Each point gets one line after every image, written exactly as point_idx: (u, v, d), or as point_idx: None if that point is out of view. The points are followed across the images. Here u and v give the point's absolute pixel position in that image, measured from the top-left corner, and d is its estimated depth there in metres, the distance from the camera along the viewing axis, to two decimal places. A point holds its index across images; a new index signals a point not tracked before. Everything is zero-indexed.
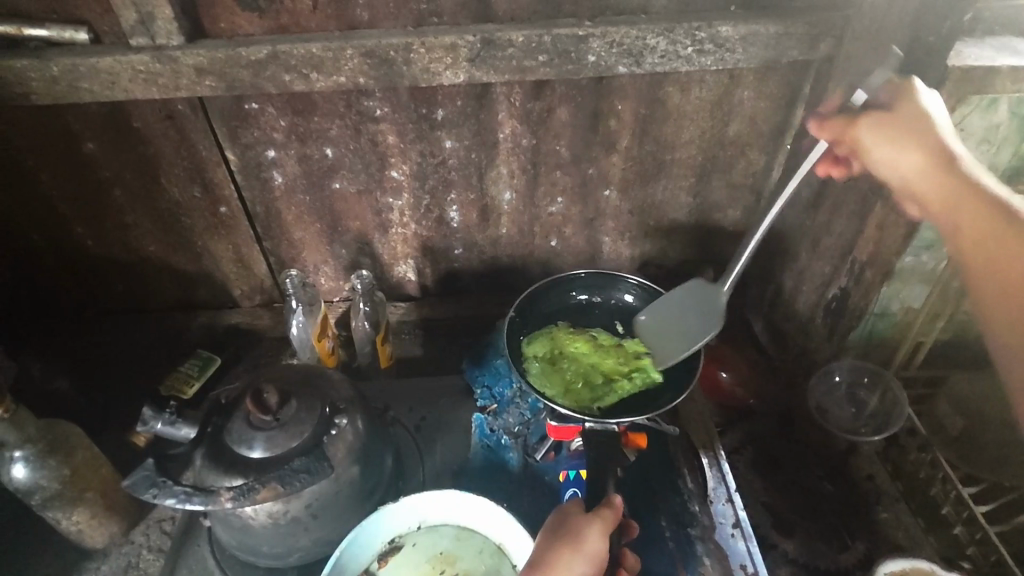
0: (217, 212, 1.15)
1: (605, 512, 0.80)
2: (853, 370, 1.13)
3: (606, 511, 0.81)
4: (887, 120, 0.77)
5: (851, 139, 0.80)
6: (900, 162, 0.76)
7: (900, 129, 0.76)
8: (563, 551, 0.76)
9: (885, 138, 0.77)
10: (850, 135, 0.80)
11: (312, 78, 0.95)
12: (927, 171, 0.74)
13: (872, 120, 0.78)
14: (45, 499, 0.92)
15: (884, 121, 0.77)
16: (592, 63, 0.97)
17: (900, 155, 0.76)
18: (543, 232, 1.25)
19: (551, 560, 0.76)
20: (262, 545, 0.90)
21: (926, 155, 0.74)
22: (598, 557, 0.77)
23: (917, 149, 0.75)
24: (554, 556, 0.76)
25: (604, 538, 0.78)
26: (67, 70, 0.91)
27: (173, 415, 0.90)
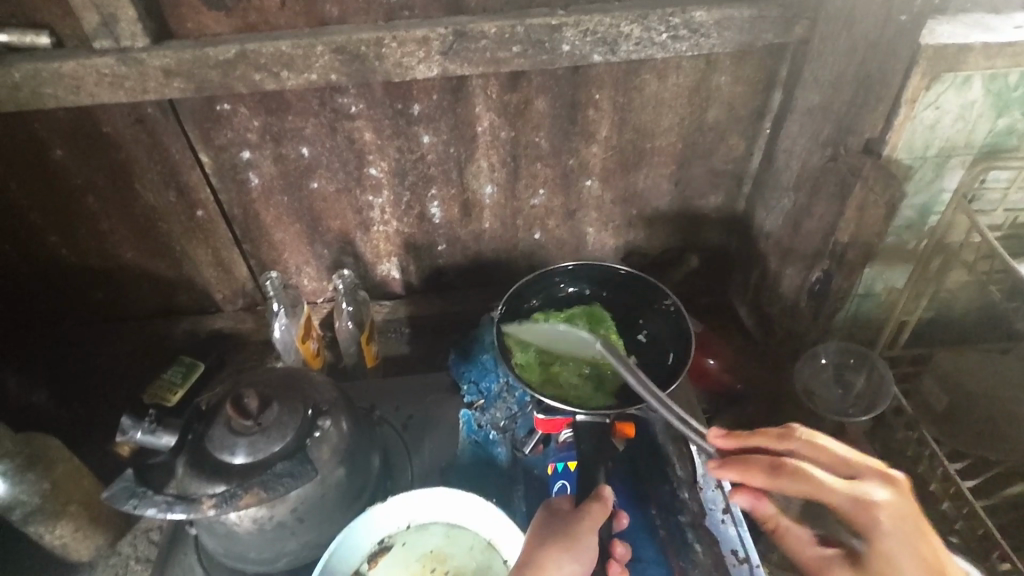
0: (194, 216, 1.13)
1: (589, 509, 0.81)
2: (840, 353, 1.13)
3: (596, 508, 0.81)
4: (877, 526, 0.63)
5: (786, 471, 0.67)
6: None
7: (892, 538, 0.62)
8: (550, 551, 0.77)
9: (901, 537, 0.62)
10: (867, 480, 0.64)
11: (283, 77, 0.93)
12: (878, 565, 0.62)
13: (849, 501, 0.64)
14: (27, 514, 0.90)
15: (858, 516, 0.64)
16: (567, 52, 0.96)
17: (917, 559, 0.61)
18: (526, 226, 1.25)
19: (539, 560, 0.77)
20: (249, 550, 0.89)
21: (919, 549, 0.62)
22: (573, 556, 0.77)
23: (898, 551, 0.62)
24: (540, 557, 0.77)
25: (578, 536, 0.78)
26: (29, 75, 0.89)
27: (153, 424, 0.88)
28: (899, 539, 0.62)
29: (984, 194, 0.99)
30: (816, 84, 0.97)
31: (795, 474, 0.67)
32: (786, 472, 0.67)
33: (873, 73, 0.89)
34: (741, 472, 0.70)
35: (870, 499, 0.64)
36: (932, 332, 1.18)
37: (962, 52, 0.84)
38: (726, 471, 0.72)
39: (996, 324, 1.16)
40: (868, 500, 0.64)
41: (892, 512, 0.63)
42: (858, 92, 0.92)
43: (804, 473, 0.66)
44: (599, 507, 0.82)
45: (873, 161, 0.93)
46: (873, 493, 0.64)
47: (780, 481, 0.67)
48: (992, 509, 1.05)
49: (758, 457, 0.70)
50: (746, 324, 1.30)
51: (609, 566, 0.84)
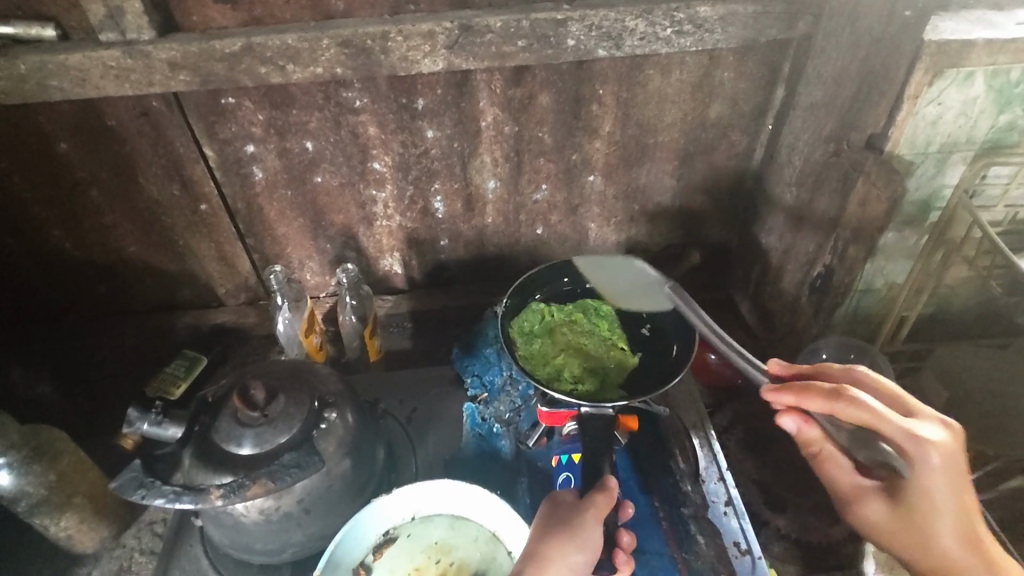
0: (198, 210, 1.14)
1: (593, 497, 0.83)
2: (840, 347, 1.10)
3: (600, 497, 0.83)
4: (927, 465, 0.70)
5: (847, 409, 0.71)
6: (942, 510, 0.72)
7: (936, 472, 0.70)
8: (556, 539, 0.78)
9: (946, 472, 0.70)
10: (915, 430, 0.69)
11: (289, 70, 0.94)
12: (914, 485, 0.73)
13: (906, 438, 0.69)
14: (33, 505, 0.91)
15: (909, 452, 0.70)
16: (572, 47, 0.96)
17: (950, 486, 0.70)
18: (529, 221, 1.25)
19: (545, 548, 0.78)
20: (255, 542, 0.90)
21: (958, 484, 0.71)
22: (573, 538, 0.78)
23: (939, 486, 0.70)
24: (540, 541, 0.79)
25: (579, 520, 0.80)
26: (35, 68, 0.89)
27: (160, 415, 0.89)
28: (943, 475, 0.70)
29: (985, 190, 1.00)
30: (820, 81, 0.99)
31: (852, 402, 0.70)
32: (848, 402, 0.70)
33: (876, 69, 0.89)
34: (797, 396, 0.73)
35: (925, 439, 0.69)
36: (932, 327, 1.19)
37: (965, 47, 0.84)
38: (779, 398, 0.74)
39: (995, 319, 1.17)
40: (925, 441, 0.69)
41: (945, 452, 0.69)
42: (861, 87, 0.93)
43: (864, 407, 0.69)
44: (604, 496, 0.83)
45: (876, 157, 0.93)
46: (927, 434, 0.70)
47: (838, 408, 0.70)
48: (991, 502, 1.06)
49: (818, 385, 0.73)
50: (748, 319, 1.31)
51: (614, 555, 0.84)
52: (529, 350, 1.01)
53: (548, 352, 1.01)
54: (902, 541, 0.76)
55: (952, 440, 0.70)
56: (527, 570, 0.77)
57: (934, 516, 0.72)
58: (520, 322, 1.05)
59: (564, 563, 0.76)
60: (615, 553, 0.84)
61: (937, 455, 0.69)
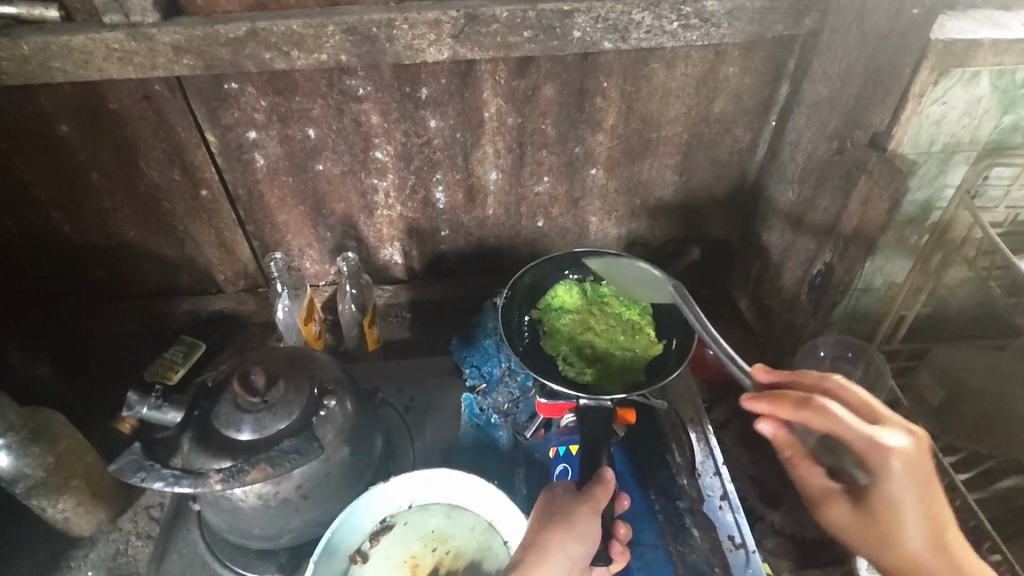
0: (199, 195, 1.13)
1: (590, 489, 0.83)
2: (837, 346, 1.12)
3: (599, 489, 0.82)
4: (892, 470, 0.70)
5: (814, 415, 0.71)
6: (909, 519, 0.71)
7: (898, 478, 0.70)
8: (554, 531, 0.79)
9: (909, 479, 0.70)
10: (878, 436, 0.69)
11: (293, 56, 0.93)
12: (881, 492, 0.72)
13: (867, 443, 0.69)
14: (30, 487, 0.91)
15: (874, 458, 0.70)
16: (578, 39, 0.96)
17: (915, 492, 0.70)
18: (530, 213, 1.25)
19: (544, 540, 0.79)
20: (252, 527, 0.90)
21: (921, 492, 0.70)
22: (568, 531, 0.79)
23: (903, 493, 0.70)
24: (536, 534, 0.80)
25: (575, 512, 0.80)
26: (39, 48, 0.88)
27: (159, 400, 0.91)
28: (906, 481, 0.70)
29: (987, 190, 1.00)
30: (825, 78, 0.99)
31: (818, 410, 0.70)
32: (814, 409, 0.70)
33: (882, 67, 0.89)
34: (769, 403, 0.74)
35: (888, 445, 0.69)
36: (930, 327, 1.19)
37: (971, 47, 0.84)
38: (754, 405, 0.75)
39: (993, 320, 1.18)
40: (886, 447, 0.69)
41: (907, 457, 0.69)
42: (866, 85, 0.92)
43: (829, 413, 0.70)
44: (603, 489, 0.83)
45: (879, 155, 0.93)
46: (890, 440, 0.70)
47: (804, 416, 0.71)
48: (983, 501, 1.07)
49: (787, 392, 0.73)
50: (747, 315, 1.31)
51: (610, 546, 0.85)
52: (552, 329, 1.05)
53: (559, 336, 1.04)
54: (866, 544, 0.75)
55: (916, 445, 0.70)
56: (526, 559, 0.78)
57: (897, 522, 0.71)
58: (549, 300, 1.08)
59: (562, 554, 0.78)
60: (611, 544, 0.85)
61: (899, 460, 0.69)
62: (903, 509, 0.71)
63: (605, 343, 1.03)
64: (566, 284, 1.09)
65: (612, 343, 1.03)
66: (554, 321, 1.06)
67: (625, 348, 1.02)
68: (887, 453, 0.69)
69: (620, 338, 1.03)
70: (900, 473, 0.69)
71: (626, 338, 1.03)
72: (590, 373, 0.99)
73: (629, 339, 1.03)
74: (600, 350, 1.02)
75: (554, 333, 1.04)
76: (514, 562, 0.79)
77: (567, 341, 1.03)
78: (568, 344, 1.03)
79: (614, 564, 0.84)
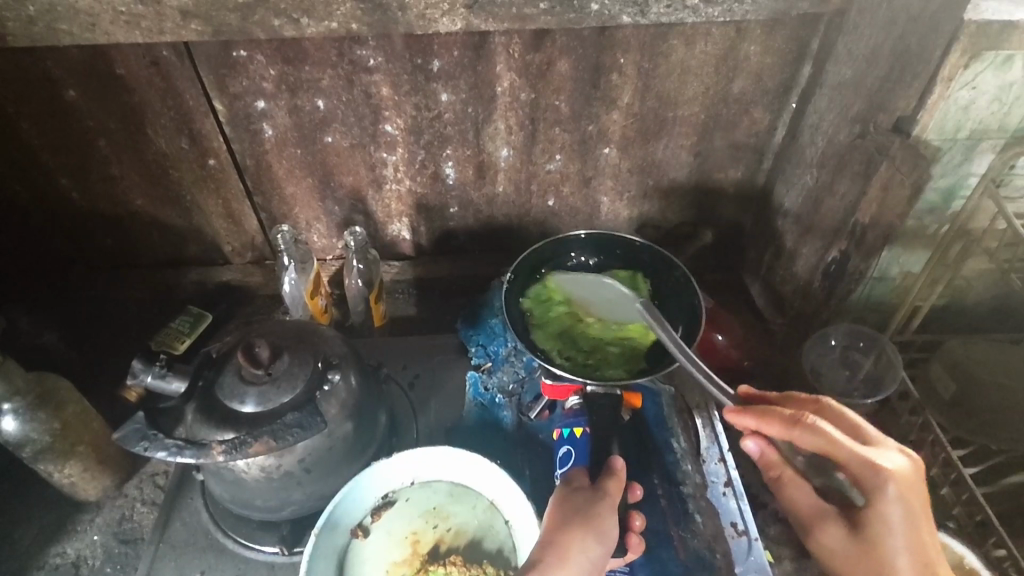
0: (206, 165, 1.12)
1: (609, 483, 0.84)
2: (849, 335, 1.11)
3: (611, 484, 0.84)
4: (884, 494, 0.70)
5: (808, 434, 0.73)
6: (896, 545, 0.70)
7: (892, 502, 0.70)
8: (573, 534, 0.78)
9: (904, 504, 0.70)
10: (872, 464, 0.71)
11: (303, 24, 0.90)
12: (871, 518, 0.72)
13: (861, 463, 0.71)
14: (37, 452, 0.92)
15: (867, 480, 0.71)
16: (596, 12, 0.93)
17: (908, 517, 0.70)
18: (541, 192, 1.23)
19: (564, 541, 0.78)
20: (255, 498, 0.90)
21: (918, 524, 0.70)
22: (591, 535, 0.79)
23: (897, 519, 0.70)
24: (557, 537, 0.79)
25: (597, 512, 0.81)
26: (44, 10, 0.86)
27: (163, 369, 0.89)
28: (901, 499, 0.70)
29: (1012, 180, 0.97)
30: (850, 58, 0.96)
31: (810, 428, 0.73)
32: (805, 426, 0.73)
33: (911, 48, 0.86)
34: (758, 418, 0.77)
35: (884, 468, 0.71)
36: (945, 319, 1.18)
37: (1006, 30, 0.79)
38: (744, 418, 0.78)
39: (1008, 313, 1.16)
40: (882, 470, 0.70)
41: (902, 476, 0.70)
42: (893, 67, 0.89)
43: (820, 431, 0.72)
44: (615, 481, 0.84)
45: (902, 140, 0.90)
46: (886, 463, 0.71)
47: (795, 433, 0.73)
48: (990, 496, 1.06)
49: (780, 409, 0.75)
50: (757, 302, 1.29)
51: (626, 538, 0.90)
52: (545, 321, 1.06)
53: (553, 336, 1.04)
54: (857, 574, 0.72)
55: (911, 470, 0.71)
56: (545, 560, 0.78)
57: (890, 550, 0.70)
58: (540, 290, 1.09)
59: (580, 556, 0.77)
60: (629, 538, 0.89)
61: (894, 484, 0.70)
62: (895, 539, 0.70)
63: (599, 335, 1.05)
64: (555, 275, 1.11)
65: (604, 333, 1.05)
66: (543, 320, 1.06)
67: (620, 338, 1.04)
68: (880, 474, 0.70)
69: (614, 327, 1.05)
70: (895, 498, 0.70)
71: (616, 328, 1.05)
72: (592, 365, 1.02)
73: (622, 327, 1.05)
74: (595, 343, 1.04)
75: (546, 334, 1.04)
76: (532, 562, 0.78)
77: (560, 339, 1.04)
78: (562, 344, 1.04)
79: (630, 554, 0.89)
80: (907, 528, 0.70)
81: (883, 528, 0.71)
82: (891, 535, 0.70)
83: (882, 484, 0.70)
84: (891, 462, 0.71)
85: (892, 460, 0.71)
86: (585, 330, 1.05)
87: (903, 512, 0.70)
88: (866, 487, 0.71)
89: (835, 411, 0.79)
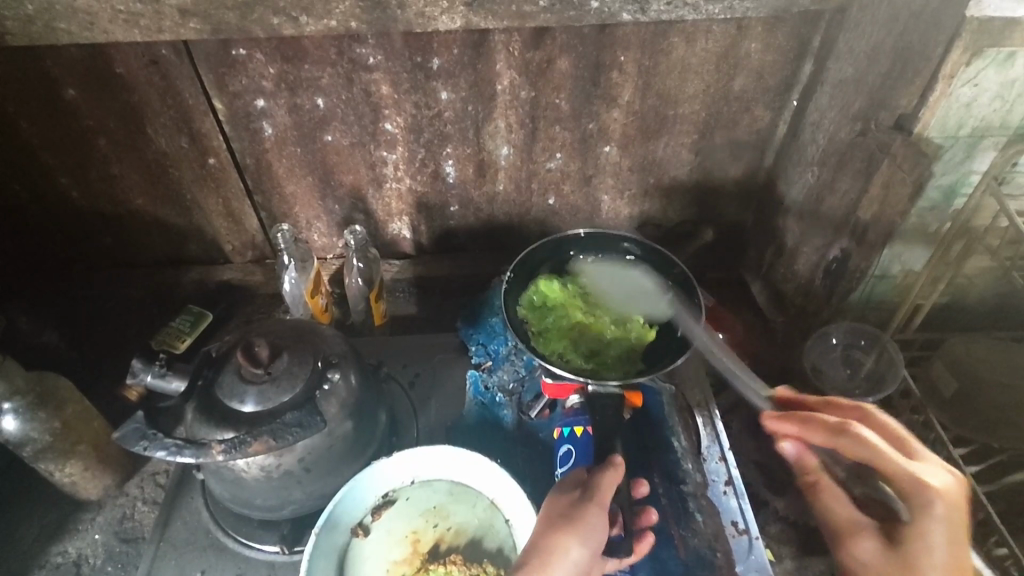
0: (206, 164, 1.12)
1: (604, 480, 0.82)
2: (850, 333, 1.10)
3: (605, 479, 0.82)
4: (930, 508, 0.67)
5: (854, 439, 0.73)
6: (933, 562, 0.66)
7: (936, 517, 0.67)
8: (557, 533, 0.78)
9: (949, 521, 0.67)
10: (919, 475, 0.69)
11: (302, 22, 0.90)
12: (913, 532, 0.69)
13: (907, 474, 0.69)
14: (37, 451, 0.92)
15: (912, 491, 0.69)
16: (595, 10, 0.92)
17: (951, 535, 0.66)
18: (541, 190, 1.23)
19: (547, 543, 0.77)
20: (255, 497, 0.90)
21: (961, 545, 0.66)
22: (577, 534, 0.77)
23: (941, 535, 0.67)
24: (544, 536, 0.79)
25: (586, 510, 0.79)
26: (42, 9, 0.86)
27: (162, 367, 0.90)
28: (947, 515, 0.67)
29: (1014, 178, 0.96)
30: (852, 56, 0.96)
31: (854, 436, 0.74)
32: (849, 433, 0.74)
33: (912, 45, 0.85)
34: (800, 425, 0.80)
35: (930, 481, 0.68)
36: (947, 317, 1.17)
37: (1008, 26, 0.79)
38: (785, 425, 0.81)
39: (1010, 311, 1.16)
40: (928, 486, 0.68)
41: (950, 491, 0.68)
42: (894, 64, 0.89)
43: (863, 439, 0.72)
44: (610, 478, 0.82)
45: (904, 138, 0.89)
46: (934, 478, 0.68)
47: (839, 439, 0.74)
48: (992, 495, 1.06)
49: (822, 417, 0.78)
50: (758, 301, 1.29)
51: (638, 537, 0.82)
52: (541, 325, 1.03)
53: (552, 342, 1.01)
54: None
55: (959, 487, 0.69)
56: (529, 561, 0.77)
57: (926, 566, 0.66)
58: (533, 295, 1.07)
59: (563, 556, 0.76)
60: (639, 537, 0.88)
61: (941, 499, 0.67)
62: (934, 556, 0.66)
63: (598, 337, 1.02)
64: (548, 278, 1.08)
65: (603, 335, 1.03)
66: (539, 325, 1.03)
67: (620, 339, 1.02)
68: (928, 487, 0.68)
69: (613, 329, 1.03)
70: (940, 517, 0.67)
71: (614, 330, 1.03)
72: (593, 367, 1.00)
73: (620, 329, 1.03)
74: (593, 345, 1.02)
75: (544, 339, 1.02)
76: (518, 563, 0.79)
77: (559, 344, 1.01)
78: (561, 349, 1.01)
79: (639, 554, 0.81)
80: (949, 547, 0.66)
81: (924, 545, 0.67)
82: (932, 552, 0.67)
83: (928, 497, 0.67)
84: (939, 478, 0.69)
85: (941, 475, 0.69)
86: (582, 334, 1.02)
87: (948, 529, 0.67)
88: (910, 500, 0.69)
89: (882, 422, 0.78)
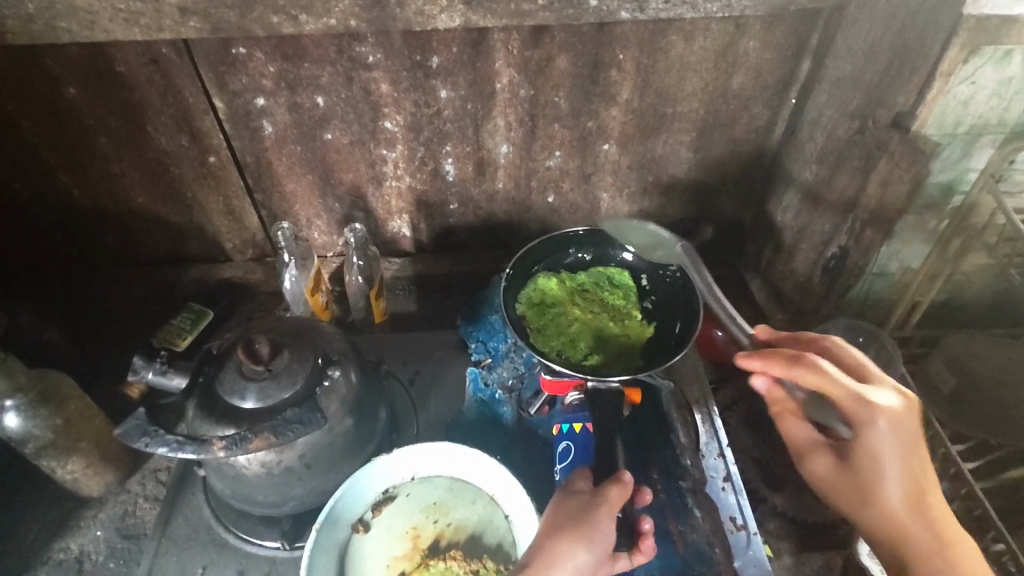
0: (206, 162, 1.12)
1: (613, 492, 0.82)
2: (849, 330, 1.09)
3: (614, 490, 0.81)
4: (877, 428, 0.72)
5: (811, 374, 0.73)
6: (883, 472, 0.73)
7: (884, 436, 0.72)
8: (563, 539, 0.78)
9: (896, 436, 0.72)
10: (866, 399, 0.72)
11: (301, 21, 0.91)
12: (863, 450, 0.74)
13: (855, 399, 0.73)
14: (39, 448, 0.93)
15: (860, 415, 0.73)
16: (594, 8, 0.92)
17: (897, 447, 0.72)
18: (541, 188, 1.23)
19: (552, 548, 0.78)
20: (256, 494, 0.91)
21: (908, 453, 0.73)
22: (582, 542, 0.77)
23: (888, 448, 0.72)
24: (549, 540, 0.79)
25: (593, 519, 0.79)
26: (43, 8, 0.87)
27: (164, 364, 0.91)
28: (892, 432, 0.72)
29: (1011, 175, 0.97)
30: (850, 53, 0.96)
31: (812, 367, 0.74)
32: (808, 365, 0.74)
33: (910, 43, 0.86)
34: (765, 361, 0.77)
35: (874, 403, 0.72)
36: (945, 314, 1.18)
37: (1005, 24, 0.79)
38: (750, 363, 0.78)
39: (1008, 307, 1.16)
40: (874, 406, 0.72)
41: (894, 411, 0.72)
42: (892, 62, 0.89)
43: (819, 370, 0.73)
44: (619, 490, 0.82)
45: (901, 135, 0.90)
46: (878, 399, 0.73)
47: (797, 372, 0.74)
48: (989, 490, 1.06)
49: (780, 350, 0.76)
50: (757, 298, 1.29)
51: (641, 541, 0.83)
52: (540, 321, 1.04)
53: (552, 335, 1.02)
54: (846, 496, 0.77)
55: (904, 403, 0.73)
56: (533, 564, 0.77)
57: (876, 475, 0.74)
58: (532, 292, 1.08)
59: (567, 562, 0.76)
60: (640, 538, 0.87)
61: (885, 417, 0.72)
62: (883, 466, 0.73)
63: (597, 333, 1.04)
64: (547, 275, 1.10)
65: (602, 331, 1.04)
66: (539, 320, 1.04)
67: (619, 335, 1.04)
68: (874, 410, 0.72)
69: (611, 325, 1.05)
70: (887, 431, 0.72)
71: (613, 327, 1.05)
72: (593, 362, 1.00)
73: (619, 326, 1.05)
74: (593, 341, 1.03)
75: (544, 334, 1.02)
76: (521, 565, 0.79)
77: (559, 338, 1.02)
78: (562, 342, 1.02)
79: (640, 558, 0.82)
80: (895, 458, 0.72)
81: (873, 458, 0.74)
82: (881, 463, 0.73)
83: (874, 418, 0.72)
84: (885, 398, 0.73)
85: (886, 395, 0.73)
86: (581, 329, 1.04)
87: (895, 444, 0.72)
88: (858, 422, 0.73)
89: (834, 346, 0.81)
